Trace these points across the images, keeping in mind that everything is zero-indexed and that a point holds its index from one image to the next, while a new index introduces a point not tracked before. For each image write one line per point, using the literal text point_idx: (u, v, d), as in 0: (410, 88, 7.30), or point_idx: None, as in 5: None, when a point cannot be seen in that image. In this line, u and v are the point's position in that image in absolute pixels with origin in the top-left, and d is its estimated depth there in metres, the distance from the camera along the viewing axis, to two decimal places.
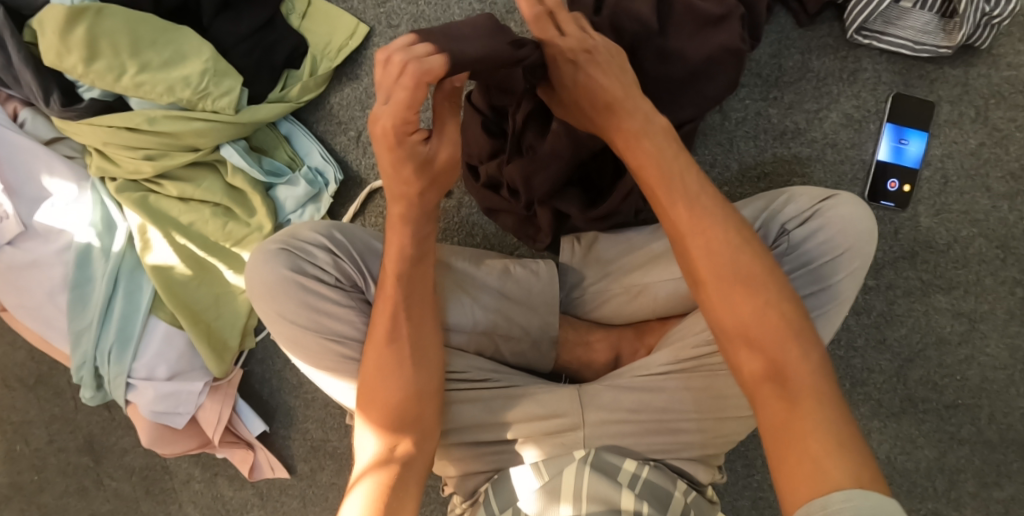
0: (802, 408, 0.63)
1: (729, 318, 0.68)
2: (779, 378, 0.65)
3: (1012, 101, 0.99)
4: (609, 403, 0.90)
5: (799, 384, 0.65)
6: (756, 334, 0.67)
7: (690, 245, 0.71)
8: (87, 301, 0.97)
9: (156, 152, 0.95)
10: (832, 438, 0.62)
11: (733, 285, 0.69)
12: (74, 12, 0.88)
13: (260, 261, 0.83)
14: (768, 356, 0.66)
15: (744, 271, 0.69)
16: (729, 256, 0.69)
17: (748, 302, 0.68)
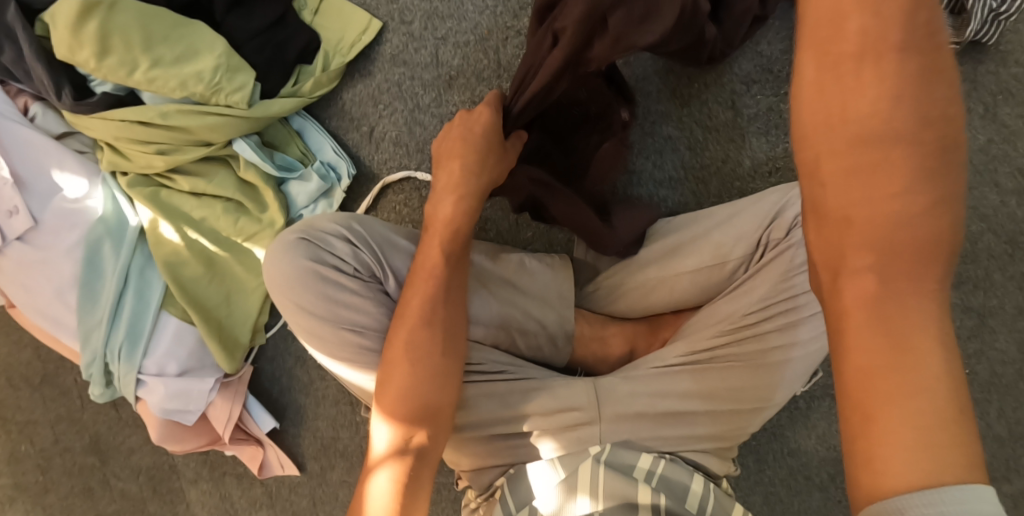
0: (909, 362, 0.48)
1: (857, 205, 0.50)
2: (893, 317, 0.49)
3: (1020, 98, 1.00)
4: (624, 397, 0.89)
5: (914, 331, 0.49)
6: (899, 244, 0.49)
7: (846, 71, 0.49)
8: (97, 297, 0.96)
9: (168, 146, 0.95)
10: (933, 418, 0.47)
11: (877, 182, 0.49)
12: (86, 6, 0.88)
13: (278, 252, 0.82)
14: (884, 287, 0.49)
15: (905, 133, 0.48)
16: (871, 145, 0.49)
17: (892, 209, 0.49)
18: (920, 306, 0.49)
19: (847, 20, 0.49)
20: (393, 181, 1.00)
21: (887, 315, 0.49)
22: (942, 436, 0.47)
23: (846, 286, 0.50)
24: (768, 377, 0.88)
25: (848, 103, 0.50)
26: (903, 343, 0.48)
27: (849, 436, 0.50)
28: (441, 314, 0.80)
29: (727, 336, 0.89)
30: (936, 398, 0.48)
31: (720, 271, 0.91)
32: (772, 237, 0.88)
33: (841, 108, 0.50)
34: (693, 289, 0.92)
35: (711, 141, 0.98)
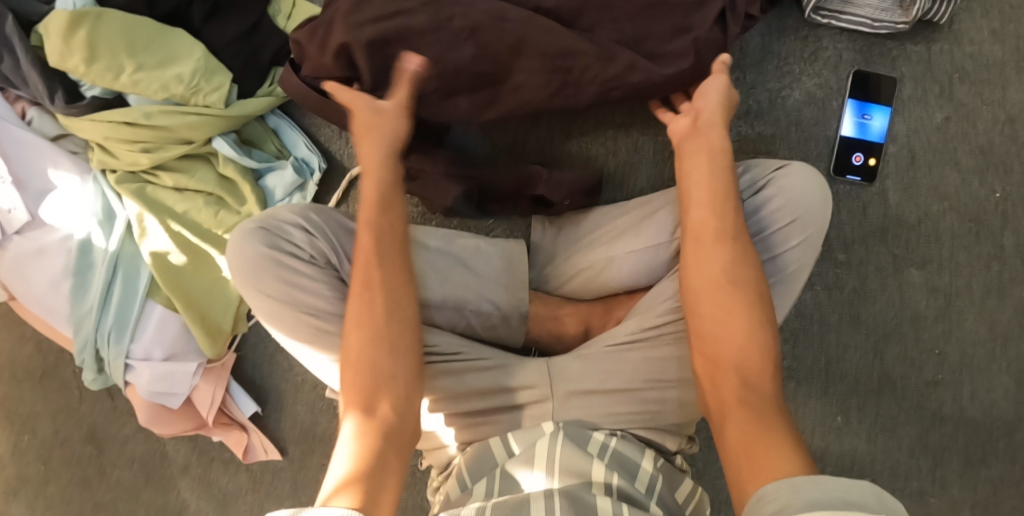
0: (766, 429, 0.70)
1: (721, 328, 0.78)
2: (748, 394, 0.74)
3: (975, 77, 1.01)
4: (577, 374, 0.93)
5: (763, 393, 0.74)
6: (744, 358, 0.76)
7: (708, 251, 0.81)
8: (88, 286, 1.03)
9: (152, 145, 1.02)
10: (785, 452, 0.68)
11: (732, 310, 0.78)
12: (75, 16, 0.95)
13: (239, 240, 0.88)
14: (738, 372, 0.75)
15: (748, 285, 0.79)
16: (736, 287, 0.79)
17: (745, 327, 0.77)
18: (765, 383, 0.75)
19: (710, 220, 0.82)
20: (360, 173, 1.06)
21: (747, 386, 0.75)
22: (791, 462, 0.67)
23: (718, 380, 0.77)
24: None
25: (716, 261, 0.80)
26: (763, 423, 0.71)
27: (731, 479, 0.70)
28: (394, 309, 0.79)
29: (673, 313, 0.93)
30: (778, 436, 0.70)
31: (667, 250, 0.94)
32: None
33: (704, 262, 0.81)
34: (644, 270, 0.96)
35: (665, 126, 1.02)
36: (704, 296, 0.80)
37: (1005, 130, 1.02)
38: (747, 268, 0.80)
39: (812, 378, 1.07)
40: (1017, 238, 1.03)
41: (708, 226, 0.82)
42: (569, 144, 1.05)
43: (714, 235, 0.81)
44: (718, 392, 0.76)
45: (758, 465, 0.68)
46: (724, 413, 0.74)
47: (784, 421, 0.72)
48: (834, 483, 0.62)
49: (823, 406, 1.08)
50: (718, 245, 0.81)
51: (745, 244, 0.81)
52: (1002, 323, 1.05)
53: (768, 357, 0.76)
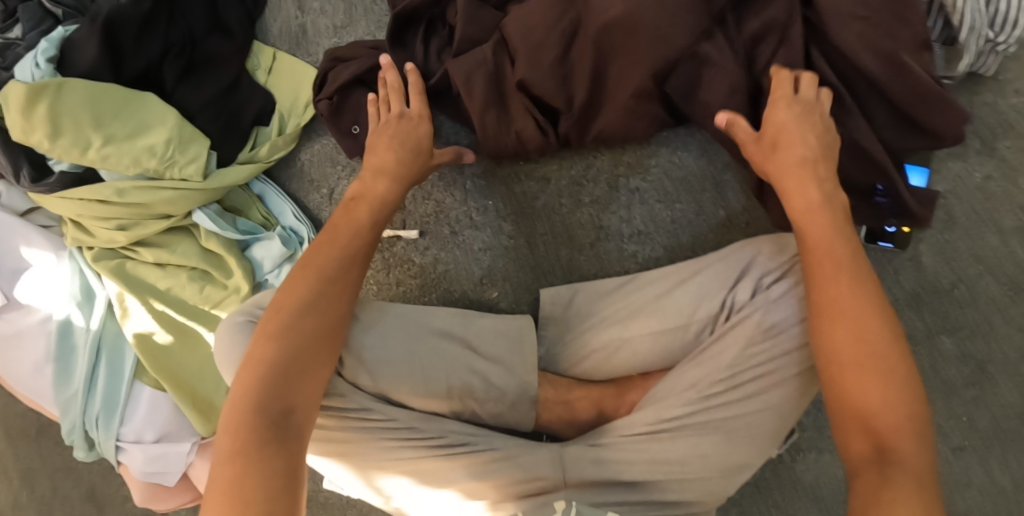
0: (890, 450, 0.67)
1: (850, 405, 0.70)
2: (892, 463, 0.67)
3: (1020, 130, 0.93)
4: (590, 468, 0.89)
5: (908, 471, 0.66)
6: (874, 424, 0.69)
7: (831, 325, 0.72)
8: (71, 370, 0.97)
9: (129, 221, 0.95)
10: (918, 514, 0.63)
11: (864, 380, 0.70)
12: (34, 90, 0.87)
13: (226, 332, 0.87)
14: (874, 438, 0.68)
15: (871, 307, 0.72)
16: (862, 334, 0.71)
17: (894, 408, 0.68)
18: (905, 483, 0.65)
19: (835, 290, 0.73)
20: None
21: (882, 461, 0.67)
22: None
23: (851, 441, 0.70)
24: (739, 444, 0.86)
25: (864, 335, 0.71)
26: (889, 468, 0.66)
27: None
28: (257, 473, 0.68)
29: (691, 406, 0.87)
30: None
31: (684, 334, 0.90)
32: (736, 299, 0.88)
33: (843, 340, 0.71)
34: (659, 353, 0.91)
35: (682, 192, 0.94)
36: (835, 375, 0.71)
37: None
38: (891, 391, 0.69)
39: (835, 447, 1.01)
40: None
41: (833, 289, 0.73)
42: (578, 212, 0.95)
43: (848, 311, 0.72)
44: (857, 464, 0.69)
45: None
46: (894, 496, 0.64)
47: (931, 495, 0.65)
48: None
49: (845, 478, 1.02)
50: (848, 353, 0.71)
51: (895, 367, 0.70)
52: None
53: (913, 439, 0.68)
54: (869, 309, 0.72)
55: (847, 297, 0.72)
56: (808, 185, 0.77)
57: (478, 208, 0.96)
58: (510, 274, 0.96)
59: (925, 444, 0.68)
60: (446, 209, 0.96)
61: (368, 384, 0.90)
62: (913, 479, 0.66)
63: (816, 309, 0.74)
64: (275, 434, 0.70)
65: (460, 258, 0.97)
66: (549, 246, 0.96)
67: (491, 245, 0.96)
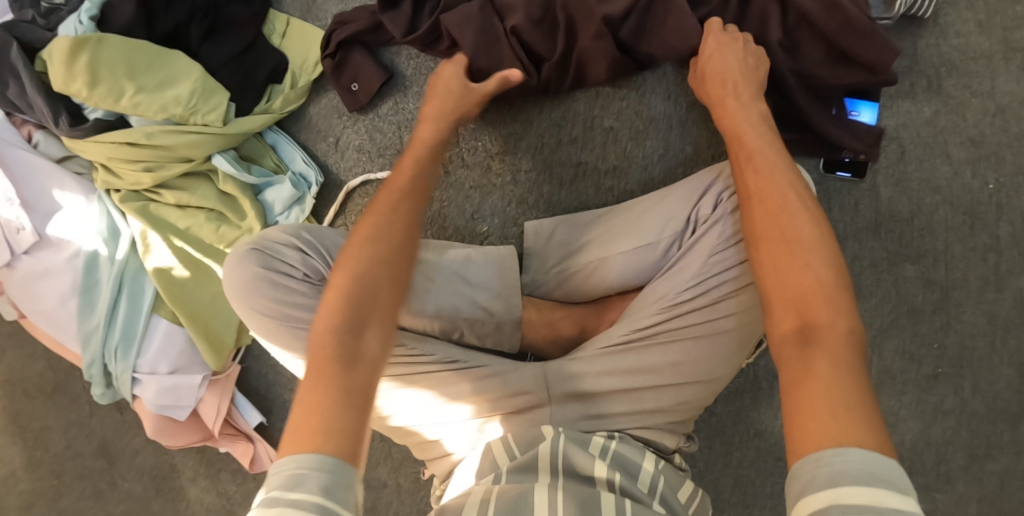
0: (812, 319, 0.69)
1: (773, 280, 0.73)
2: (815, 334, 0.68)
3: (962, 69, 1.02)
4: (570, 378, 0.94)
5: (826, 341, 0.67)
6: (799, 296, 0.71)
7: (756, 209, 0.78)
8: (95, 302, 1.06)
9: (154, 164, 1.05)
10: (837, 383, 0.64)
11: (788, 255, 0.73)
12: (76, 42, 0.99)
13: (236, 262, 0.96)
14: (802, 312, 0.70)
15: (794, 192, 0.77)
16: (785, 217, 0.76)
17: (815, 282, 0.71)
18: (824, 350, 0.67)
19: (757, 183, 0.79)
20: (355, 186, 1.08)
21: (806, 333, 0.69)
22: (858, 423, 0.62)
23: (776, 319, 0.71)
24: (709, 351, 0.91)
25: (782, 219, 0.75)
26: (811, 336, 0.68)
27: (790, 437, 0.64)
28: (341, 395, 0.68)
29: (663, 316, 0.92)
30: (849, 398, 0.63)
31: (654, 251, 0.95)
32: (700, 214, 0.92)
33: (763, 224, 0.77)
34: (633, 272, 0.96)
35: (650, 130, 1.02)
36: (758, 254, 0.76)
37: (995, 121, 1.02)
38: (815, 262, 0.72)
39: None
40: (1013, 228, 1.03)
41: (752, 175, 0.80)
42: (559, 151, 1.04)
43: (766, 194, 0.77)
44: (779, 342, 0.70)
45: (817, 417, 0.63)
46: (812, 373, 0.66)
47: (850, 362, 0.66)
48: (851, 455, 0.59)
49: None
50: (771, 239, 0.75)
51: (815, 246, 0.73)
52: (1001, 313, 1.04)
53: (832, 306, 0.69)
54: (790, 203, 0.76)
55: (751, 180, 0.79)
56: (739, 98, 0.85)
57: (468, 150, 1.05)
58: (498, 209, 1.05)
59: (846, 313, 0.69)
60: None
61: None
62: (833, 341, 0.67)
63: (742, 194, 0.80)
64: (344, 358, 0.71)
65: (453, 197, 1.06)
66: (531, 183, 1.05)
67: (481, 184, 1.05)
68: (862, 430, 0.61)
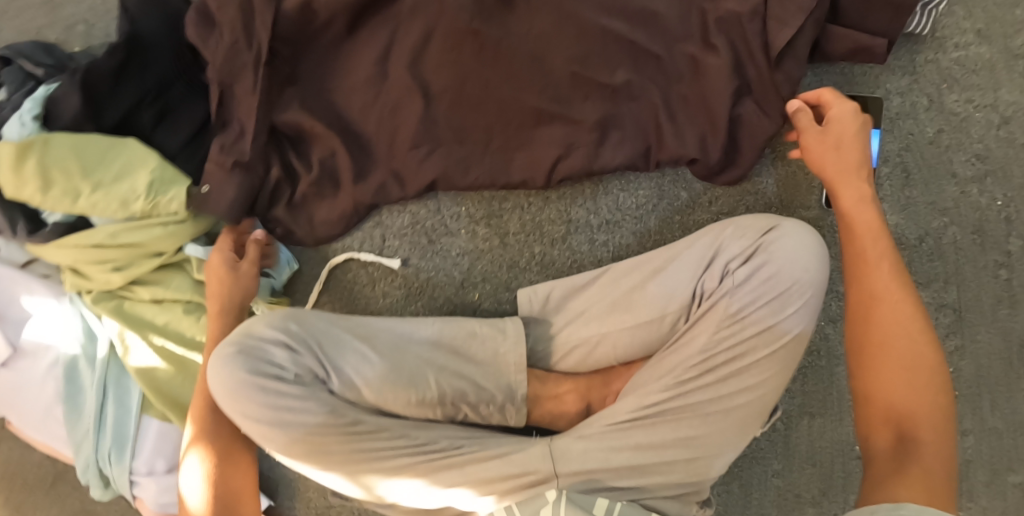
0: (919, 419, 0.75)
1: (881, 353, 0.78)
2: (904, 451, 0.74)
3: (965, 83, 0.97)
4: (581, 456, 0.89)
5: (918, 472, 0.72)
6: (904, 425, 0.75)
7: (872, 310, 0.79)
8: (81, 408, 1.01)
9: (122, 263, 1.01)
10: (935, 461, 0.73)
11: (902, 380, 0.76)
12: (21, 148, 0.93)
13: (219, 364, 0.87)
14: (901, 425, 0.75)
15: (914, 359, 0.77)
16: (903, 367, 0.77)
17: (918, 350, 0.77)
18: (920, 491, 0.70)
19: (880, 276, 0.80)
20: (339, 262, 1.03)
21: (907, 444, 0.74)
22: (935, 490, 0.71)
23: (875, 434, 0.77)
24: (725, 425, 0.88)
25: (898, 325, 0.78)
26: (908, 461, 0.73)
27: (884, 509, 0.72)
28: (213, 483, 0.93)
29: (673, 391, 0.89)
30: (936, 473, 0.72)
31: (661, 323, 0.93)
32: (706, 286, 0.90)
33: (881, 329, 0.79)
34: (638, 340, 0.94)
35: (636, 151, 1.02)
36: (866, 358, 0.79)
37: (1001, 134, 0.97)
38: (922, 376, 0.76)
39: (825, 410, 1.03)
40: None
41: (879, 330, 0.79)
42: (547, 209, 1.00)
43: (874, 255, 0.81)
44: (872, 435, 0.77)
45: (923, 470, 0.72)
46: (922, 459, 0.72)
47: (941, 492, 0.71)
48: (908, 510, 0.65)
49: (838, 438, 1.03)
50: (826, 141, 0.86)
51: (905, 297, 0.79)
52: (1016, 330, 1.01)
53: (935, 433, 0.74)
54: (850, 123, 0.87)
55: (842, 117, 0.87)
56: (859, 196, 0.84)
57: (451, 215, 1.01)
58: None
59: (945, 438, 0.74)
60: (421, 219, 1.01)
61: (365, 400, 0.90)
62: (886, 460, 0.74)
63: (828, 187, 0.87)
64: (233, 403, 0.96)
65: (441, 264, 1.01)
66: None
67: (468, 249, 1.01)
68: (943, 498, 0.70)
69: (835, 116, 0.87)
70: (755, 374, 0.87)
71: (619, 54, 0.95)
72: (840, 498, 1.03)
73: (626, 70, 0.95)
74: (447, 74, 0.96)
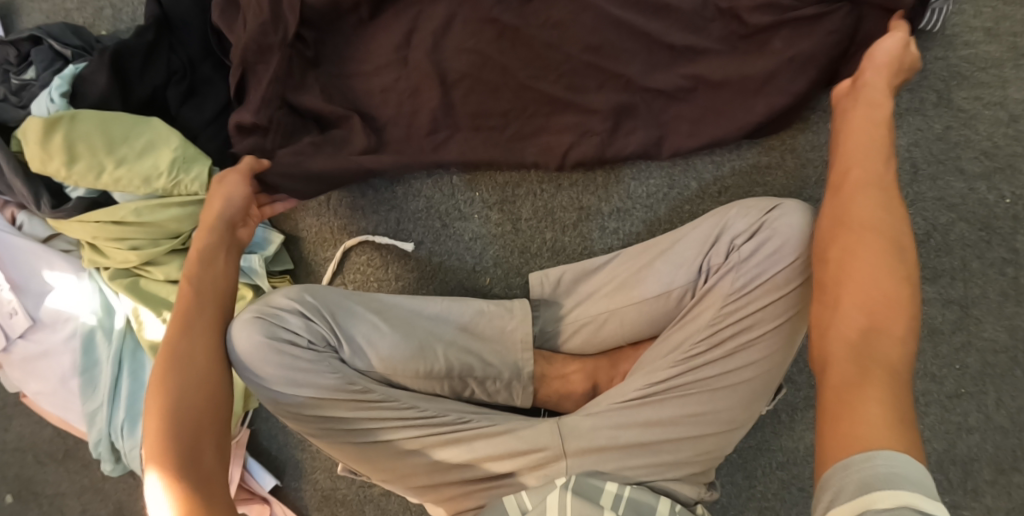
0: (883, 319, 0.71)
1: (858, 230, 0.75)
2: (868, 341, 0.70)
3: (974, 81, 0.98)
4: (587, 433, 0.92)
5: (882, 366, 0.68)
6: (877, 310, 0.71)
7: (859, 191, 0.76)
8: (96, 381, 1.04)
9: (141, 242, 1.02)
10: (893, 393, 0.67)
11: (879, 268, 0.73)
12: (49, 122, 0.95)
13: (236, 330, 0.91)
14: (868, 317, 0.71)
15: (888, 239, 0.74)
16: (873, 256, 0.73)
17: (899, 263, 0.73)
18: (881, 381, 0.67)
19: (865, 165, 0.77)
20: (354, 244, 1.07)
21: (871, 336, 0.70)
22: (897, 432, 0.64)
23: (839, 316, 0.73)
24: (729, 399, 0.92)
25: (879, 215, 0.75)
26: (867, 365, 0.69)
27: (827, 426, 0.67)
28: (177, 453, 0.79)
29: (678, 367, 0.92)
30: (898, 396, 0.66)
31: (667, 301, 0.96)
32: (712, 263, 0.94)
33: (861, 211, 0.76)
34: (644, 323, 0.97)
35: None
36: (839, 237, 0.76)
37: (1009, 131, 0.98)
38: (892, 267, 0.73)
39: None
40: None
41: (859, 209, 0.76)
42: (559, 195, 1.03)
43: (877, 146, 0.78)
44: (837, 328, 0.73)
45: (865, 398, 0.66)
46: (870, 384, 0.67)
47: (900, 385, 0.67)
48: (883, 460, 0.61)
49: None
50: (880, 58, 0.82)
51: (893, 195, 0.76)
52: None
53: (905, 327, 0.70)
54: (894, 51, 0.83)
55: (890, 48, 0.82)
56: (870, 87, 0.81)
57: (465, 199, 1.04)
58: None
59: (913, 336, 0.70)
60: (436, 203, 1.04)
61: (373, 369, 0.94)
62: (844, 348, 0.71)
63: (853, 91, 0.82)
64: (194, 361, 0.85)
65: (453, 248, 1.05)
66: None
67: (479, 234, 1.04)
68: (892, 433, 0.63)
69: (879, 48, 0.83)
70: (759, 352, 0.91)
71: (633, 43, 0.95)
72: None
73: (640, 62, 0.95)
74: (466, 60, 0.97)
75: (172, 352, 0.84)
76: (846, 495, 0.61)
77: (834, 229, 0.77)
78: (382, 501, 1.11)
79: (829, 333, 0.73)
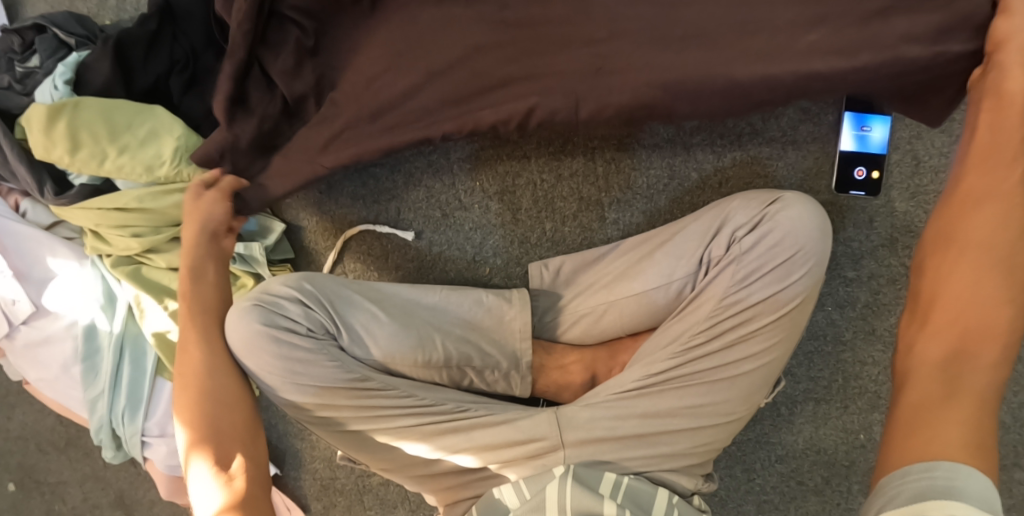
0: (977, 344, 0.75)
1: (971, 247, 0.79)
2: (957, 365, 0.75)
3: None
4: (586, 423, 0.92)
5: (968, 391, 0.72)
6: (970, 331, 0.76)
7: (973, 208, 0.80)
8: (98, 369, 1.05)
9: (143, 229, 1.02)
10: (976, 415, 0.70)
11: (986, 290, 0.76)
12: (52, 109, 0.95)
13: (236, 318, 0.92)
14: (960, 339, 0.76)
15: (1005, 259, 0.77)
16: (979, 277, 0.77)
17: (1008, 283, 0.76)
18: (966, 405, 0.71)
19: (979, 184, 0.80)
20: (353, 233, 1.07)
21: (961, 358, 0.75)
22: (975, 448, 0.67)
23: (927, 334, 0.78)
24: (728, 391, 0.92)
25: (992, 236, 0.78)
26: (952, 388, 0.73)
27: (902, 443, 0.71)
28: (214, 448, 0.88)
29: (679, 358, 0.92)
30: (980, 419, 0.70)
31: (667, 293, 0.95)
32: (713, 254, 0.93)
33: (971, 229, 0.79)
34: (645, 314, 0.97)
35: (650, 128, 1.00)
36: (947, 253, 0.80)
37: None
38: (998, 292, 0.76)
39: (830, 396, 1.03)
40: None
41: (970, 228, 0.79)
42: (560, 186, 1.02)
43: (998, 158, 0.80)
44: (927, 344, 0.78)
45: (934, 422, 0.70)
46: (950, 412, 0.71)
47: (986, 413, 0.71)
48: (942, 471, 0.65)
49: (842, 426, 1.03)
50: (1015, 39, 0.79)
51: (1013, 207, 0.78)
52: None
53: (999, 354, 0.74)
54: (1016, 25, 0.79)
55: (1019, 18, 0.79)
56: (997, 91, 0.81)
57: (465, 189, 1.04)
58: None
59: (1006, 365, 0.74)
60: (436, 193, 1.04)
61: (372, 357, 0.95)
62: (930, 369, 0.76)
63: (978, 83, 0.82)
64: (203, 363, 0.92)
65: (454, 238, 1.05)
66: None
67: (480, 224, 1.04)
68: (962, 450, 0.67)
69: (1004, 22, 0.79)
70: (759, 344, 0.91)
71: None
72: (844, 487, 1.03)
73: None
74: None
75: (198, 373, 0.91)
76: (900, 501, 0.65)
77: (942, 244, 0.81)
78: (380, 490, 1.11)
79: (915, 350, 0.78)
